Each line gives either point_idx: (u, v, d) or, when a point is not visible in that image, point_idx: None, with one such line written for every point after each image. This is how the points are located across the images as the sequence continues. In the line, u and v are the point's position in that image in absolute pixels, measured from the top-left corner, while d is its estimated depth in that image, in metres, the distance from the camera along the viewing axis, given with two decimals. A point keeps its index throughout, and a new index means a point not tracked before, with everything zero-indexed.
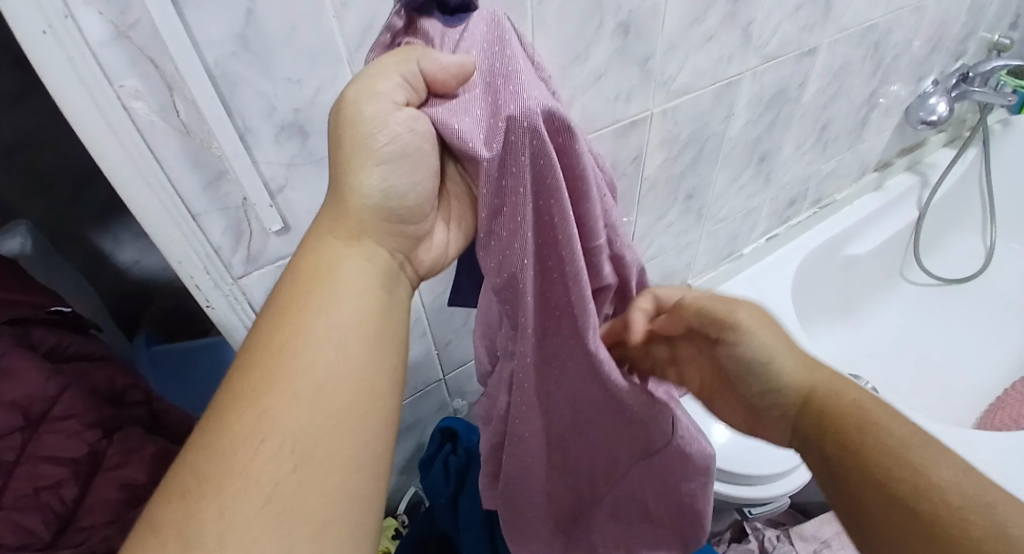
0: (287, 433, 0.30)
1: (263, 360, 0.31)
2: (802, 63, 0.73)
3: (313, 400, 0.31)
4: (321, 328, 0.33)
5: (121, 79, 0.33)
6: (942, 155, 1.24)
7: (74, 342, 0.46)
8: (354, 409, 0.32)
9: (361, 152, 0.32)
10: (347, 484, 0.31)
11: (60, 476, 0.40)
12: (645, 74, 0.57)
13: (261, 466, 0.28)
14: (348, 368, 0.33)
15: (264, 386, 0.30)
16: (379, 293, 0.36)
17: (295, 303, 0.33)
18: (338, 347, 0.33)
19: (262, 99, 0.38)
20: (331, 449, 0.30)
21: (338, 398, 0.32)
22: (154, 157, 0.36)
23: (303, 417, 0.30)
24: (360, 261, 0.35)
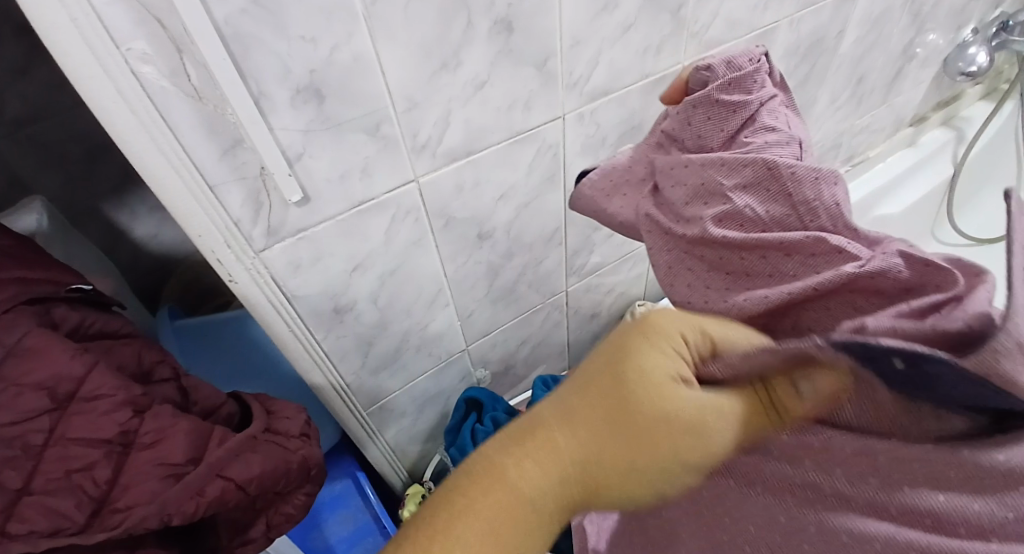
0: (560, 456, 0.30)
1: (508, 443, 0.30)
2: (840, 9, 0.68)
3: (502, 535, 0.28)
4: (563, 423, 0.30)
5: (128, 42, 0.31)
6: (979, 108, 1.17)
7: (96, 320, 0.42)
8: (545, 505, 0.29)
9: (651, 357, 0.31)
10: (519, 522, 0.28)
11: (92, 457, 0.34)
12: (676, 23, 0.53)
13: (528, 483, 0.29)
14: (536, 495, 0.29)
15: (498, 497, 0.28)
16: (596, 412, 0.31)
17: (539, 423, 0.31)
18: (566, 420, 0.30)
19: (275, 60, 0.35)
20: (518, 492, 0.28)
21: (546, 497, 0.29)
22: (166, 124, 0.35)
23: (486, 530, 0.28)
24: (601, 415, 0.30)
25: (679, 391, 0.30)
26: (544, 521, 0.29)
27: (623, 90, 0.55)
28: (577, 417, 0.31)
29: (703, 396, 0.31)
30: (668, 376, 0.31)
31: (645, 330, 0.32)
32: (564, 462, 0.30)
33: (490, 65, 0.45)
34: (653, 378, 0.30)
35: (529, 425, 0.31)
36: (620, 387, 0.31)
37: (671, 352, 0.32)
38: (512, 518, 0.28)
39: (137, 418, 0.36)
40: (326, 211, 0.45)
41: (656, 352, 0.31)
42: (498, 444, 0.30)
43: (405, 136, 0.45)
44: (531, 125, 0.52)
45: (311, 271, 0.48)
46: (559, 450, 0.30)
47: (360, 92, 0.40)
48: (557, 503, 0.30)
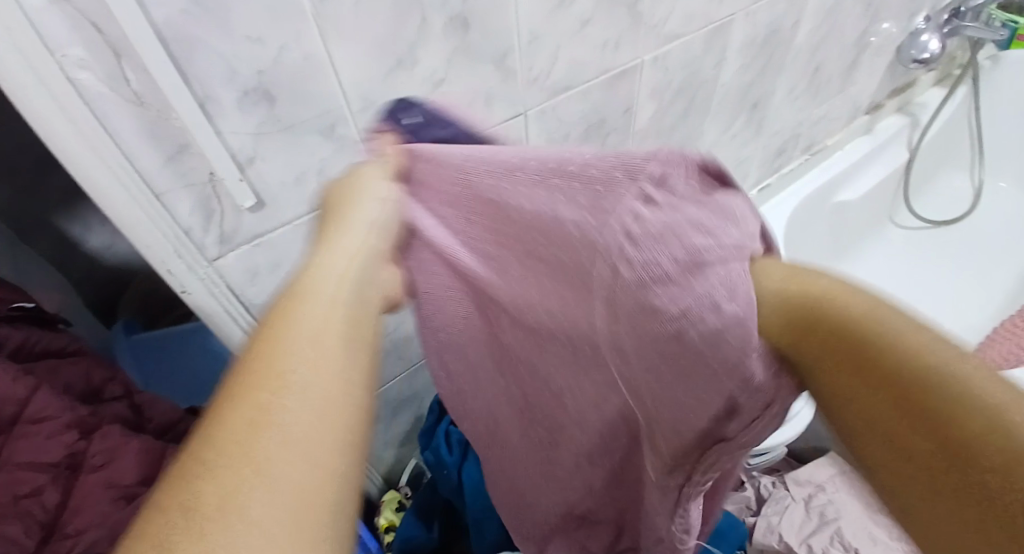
0: (319, 323, 0.26)
1: (274, 322, 0.25)
2: (794, 1, 0.70)
3: (311, 431, 0.22)
4: (327, 277, 0.28)
5: (63, 48, 0.29)
6: (933, 94, 1.21)
7: (42, 339, 0.45)
8: (333, 389, 0.24)
9: (356, 219, 0.31)
10: (303, 447, 0.22)
11: (39, 482, 0.37)
12: (633, 18, 0.53)
13: (286, 396, 0.23)
14: (338, 363, 0.25)
15: (282, 397, 0.22)
16: (351, 266, 0.30)
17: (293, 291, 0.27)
18: (332, 274, 0.28)
19: (221, 62, 0.34)
20: (290, 417, 0.22)
21: (324, 390, 0.24)
22: (106, 132, 0.33)
23: (296, 428, 0.22)
24: (343, 261, 0.29)
25: (365, 217, 0.32)
26: (359, 376, 0.26)
27: (585, 85, 0.55)
28: (349, 281, 0.29)
29: (369, 208, 0.32)
30: (365, 231, 0.31)
31: (349, 203, 0.32)
32: (349, 311, 0.28)
33: (447, 62, 0.44)
34: (347, 212, 0.32)
35: (282, 307, 0.26)
36: (347, 242, 0.30)
37: (375, 212, 0.32)
38: (311, 403, 0.23)
39: (82, 441, 0.40)
40: (282, 216, 0.44)
41: (352, 210, 0.32)
42: (261, 335, 0.25)
43: (363, 137, 0.44)
44: (493, 122, 0.51)
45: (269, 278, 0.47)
46: (332, 300, 0.27)
47: (312, 93, 0.39)
48: (361, 355, 0.27)
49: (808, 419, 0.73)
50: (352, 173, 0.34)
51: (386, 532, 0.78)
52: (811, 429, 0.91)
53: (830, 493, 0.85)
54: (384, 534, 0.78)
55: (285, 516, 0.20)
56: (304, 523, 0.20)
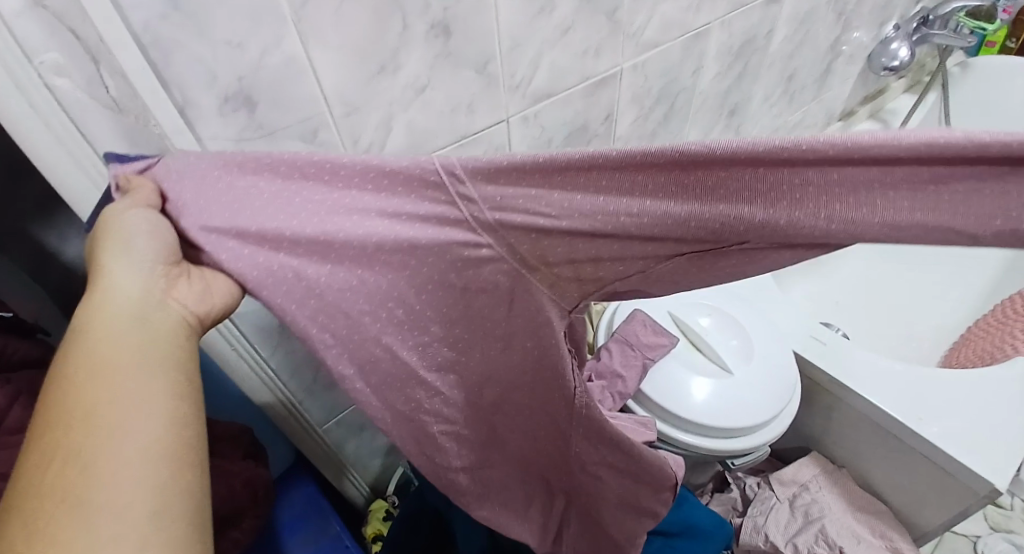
0: (107, 393, 0.25)
1: (60, 377, 0.26)
2: (768, 11, 0.72)
3: (129, 461, 0.24)
4: (106, 336, 0.27)
5: (39, 54, 0.29)
6: (903, 101, 1.25)
7: (20, 349, 0.44)
8: (154, 438, 0.25)
9: (110, 273, 0.28)
10: (130, 500, 0.24)
11: None
12: (612, 27, 0.55)
13: (99, 460, 0.24)
14: (136, 395, 0.26)
15: (76, 450, 0.24)
16: (135, 314, 0.28)
17: (64, 370, 0.26)
18: (114, 329, 0.27)
19: (200, 67, 0.34)
20: (103, 481, 0.23)
21: (137, 445, 0.25)
22: (83, 138, 0.33)
23: (111, 466, 0.24)
24: (119, 309, 0.27)
25: (131, 261, 0.28)
26: (169, 395, 0.27)
27: (566, 92, 0.57)
28: (134, 305, 0.28)
29: (142, 228, 0.29)
30: (146, 257, 0.29)
31: (104, 251, 0.29)
32: (135, 341, 0.27)
33: (429, 69, 0.45)
34: (103, 264, 0.28)
35: (55, 389, 0.25)
36: (115, 292, 0.28)
37: (148, 244, 0.29)
38: (118, 439, 0.25)
39: None
40: None
41: (112, 260, 0.28)
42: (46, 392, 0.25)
43: (346, 143, 0.44)
44: (474, 129, 0.52)
45: None
46: (113, 342, 0.27)
47: (293, 97, 0.39)
48: (166, 371, 0.27)
49: (788, 418, 0.75)
50: (127, 188, 0.31)
51: (374, 541, 0.77)
52: (793, 430, 0.92)
53: (814, 492, 0.86)
54: (370, 543, 0.77)
55: (149, 517, 0.24)
56: (158, 521, 0.24)
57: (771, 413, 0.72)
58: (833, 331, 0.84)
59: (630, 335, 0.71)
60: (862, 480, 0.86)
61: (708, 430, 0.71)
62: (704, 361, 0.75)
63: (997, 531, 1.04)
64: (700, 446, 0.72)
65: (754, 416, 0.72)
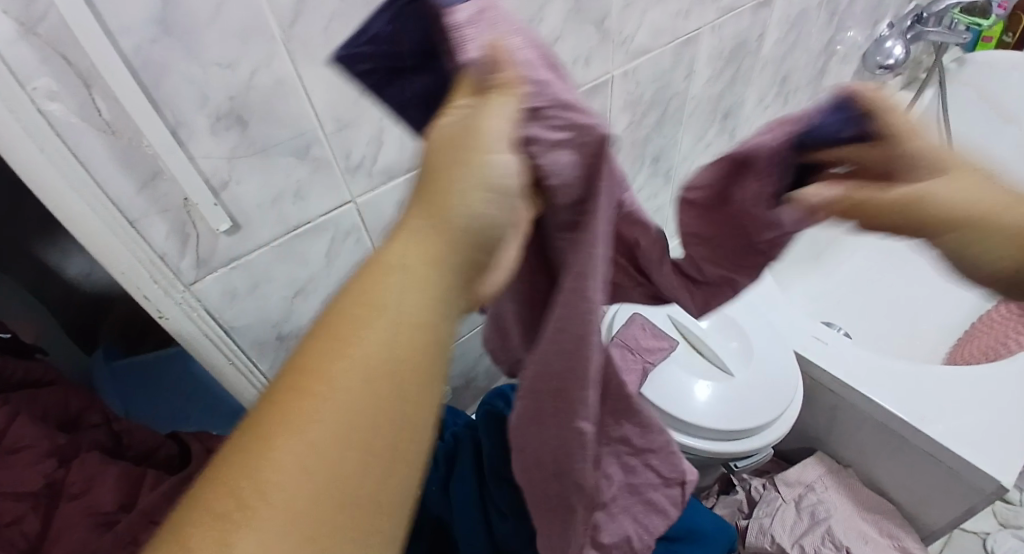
0: (379, 358, 0.21)
1: (350, 308, 0.21)
2: (759, 14, 0.72)
3: (335, 455, 0.19)
4: (398, 289, 0.22)
5: (31, 80, 0.29)
6: (900, 98, 1.25)
7: (19, 370, 0.46)
8: (403, 431, 0.21)
9: (453, 165, 0.23)
10: (349, 488, 0.19)
11: (19, 510, 0.40)
12: (602, 35, 0.55)
13: (316, 426, 0.19)
14: (391, 380, 0.21)
15: (333, 410, 0.19)
16: (437, 261, 0.23)
17: (358, 303, 0.21)
18: (403, 278, 0.22)
19: (191, 87, 0.34)
20: (340, 451, 0.19)
21: (382, 428, 0.20)
22: (78, 160, 0.33)
23: (313, 448, 0.19)
24: (429, 246, 0.23)
25: (474, 171, 0.23)
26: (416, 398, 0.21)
27: None
28: (430, 251, 0.23)
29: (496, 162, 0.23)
30: (482, 191, 0.23)
31: (444, 141, 0.24)
32: (421, 307, 0.22)
33: None
34: (441, 147, 0.24)
35: (338, 317, 0.21)
36: (444, 212, 0.23)
37: (492, 161, 0.23)
38: (349, 430, 0.20)
39: (61, 468, 0.43)
40: (258, 238, 0.44)
41: (450, 147, 0.24)
42: (338, 312, 0.21)
43: (338, 157, 0.44)
44: None
45: (245, 300, 0.47)
46: (401, 296, 0.22)
47: (285, 115, 0.40)
48: (437, 352, 0.22)
49: (791, 419, 0.75)
50: (495, 61, 0.25)
51: None
52: (798, 430, 0.92)
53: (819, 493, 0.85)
54: None
55: (361, 519, 0.20)
56: (357, 520, 0.20)
57: (774, 414, 0.72)
58: (833, 330, 0.84)
59: (630, 338, 0.72)
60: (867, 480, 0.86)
61: (710, 433, 0.71)
62: (705, 364, 0.75)
63: (1006, 528, 1.03)
64: (702, 449, 0.71)
65: (756, 418, 0.71)
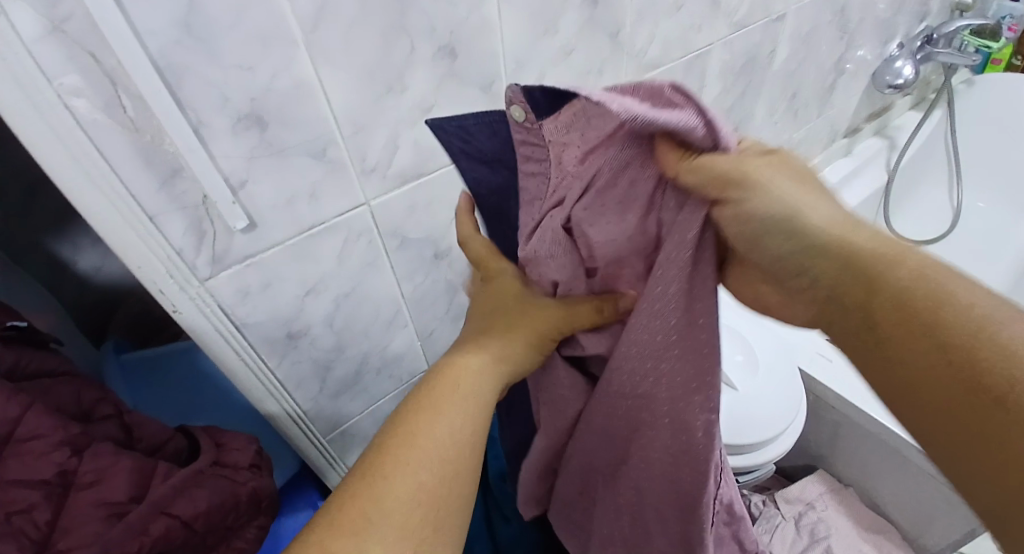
0: (449, 430, 0.36)
1: (430, 391, 0.37)
2: (769, 31, 0.73)
3: (430, 489, 0.33)
4: (457, 392, 0.37)
5: (60, 77, 0.30)
6: (908, 117, 1.26)
7: (32, 359, 0.46)
8: (458, 469, 0.35)
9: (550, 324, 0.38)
10: (427, 502, 0.33)
11: (31, 501, 0.38)
12: (615, 47, 0.56)
13: (412, 470, 0.34)
14: (457, 446, 0.35)
15: (421, 453, 0.34)
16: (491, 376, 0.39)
17: (433, 396, 0.37)
18: (459, 392, 0.37)
19: (212, 88, 0.35)
20: (424, 479, 0.34)
21: (449, 461, 0.35)
22: (102, 156, 0.34)
23: (422, 477, 0.34)
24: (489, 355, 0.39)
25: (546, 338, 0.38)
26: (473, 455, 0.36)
27: None
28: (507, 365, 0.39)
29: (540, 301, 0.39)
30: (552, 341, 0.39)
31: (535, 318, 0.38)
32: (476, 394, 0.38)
33: (436, 89, 0.46)
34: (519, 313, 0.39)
35: (419, 403, 0.37)
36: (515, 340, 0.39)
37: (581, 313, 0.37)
38: (436, 478, 0.34)
39: (75, 458, 0.41)
40: (272, 237, 0.45)
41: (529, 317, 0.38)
42: (422, 397, 0.37)
43: (353, 160, 0.45)
44: None
45: (259, 298, 0.48)
46: (472, 388, 0.38)
47: (303, 117, 0.40)
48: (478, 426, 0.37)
49: (795, 435, 0.74)
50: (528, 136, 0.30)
51: None
52: (799, 447, 0.92)
53: (820, 511, 0.85)
54: None
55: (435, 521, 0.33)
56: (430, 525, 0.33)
57: (779, 427, 0.72)
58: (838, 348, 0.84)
59: None
60: (868, 499, 0.85)
61: None
62: None
63: None
64: None
65: (759, 432, 0.71)
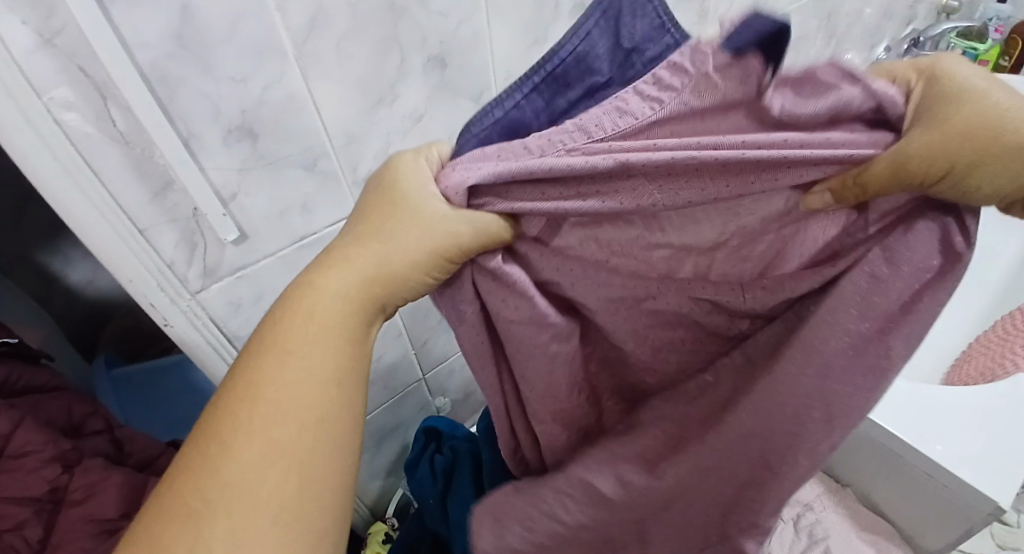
0: (294, 383, 0.28)
1: (271, 336, 0.29)
2: None
3: (274, 476, 0.26)
4: (299, 333, 0.29)
5: (50, 91, 0.30)
6: None
7: (23, 375, 0.46)
8: (315, 431, 0.28)
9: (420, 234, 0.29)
10: (271, 492, 0.26)
11: (22, 517, 0.39)
12: None
13: (247, 446, 0.27)
14: (310, 402, 0.28)
15: (248, 429, 0.27)
16: (348, 310, 0.30)
17: (270, 342, 0.29)
18: (302, 340, 0.29)
19: (203, 100, 0.35)
20: (263, 467, 0.26)
21: (293, 432, 0.27)
22: (92, 170, 0.34)
23: (260, 455, 0.26)
24: (340, 284, 0.30)
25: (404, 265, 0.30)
26: (352, 378, 0.30)
27: None
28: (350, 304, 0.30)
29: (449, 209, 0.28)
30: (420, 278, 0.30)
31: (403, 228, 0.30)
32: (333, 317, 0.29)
33: (427, 99, 0.47)
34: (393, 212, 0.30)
35: (245, 381, 0.28)
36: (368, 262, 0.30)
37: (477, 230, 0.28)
38: (278, 456, 0.27)
39: (65, 474, 0.42)
40: (264, 249, 0.45)
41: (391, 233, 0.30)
42: (257, 349, 0.29)
43: (345, 171, 0.45)
44: None
45: (251, 310, 0.48)
46: (317, 320, 0.29)
47: (295, 129, 0.40)
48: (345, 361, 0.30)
49: None
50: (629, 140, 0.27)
51: None
52: None
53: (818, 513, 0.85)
54: None
55: (291, 505, 0.26)
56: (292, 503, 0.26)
57: None
58: None
59: None
60: (866, 500, 0.85)
61: None
62: None
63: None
64: None
65: None
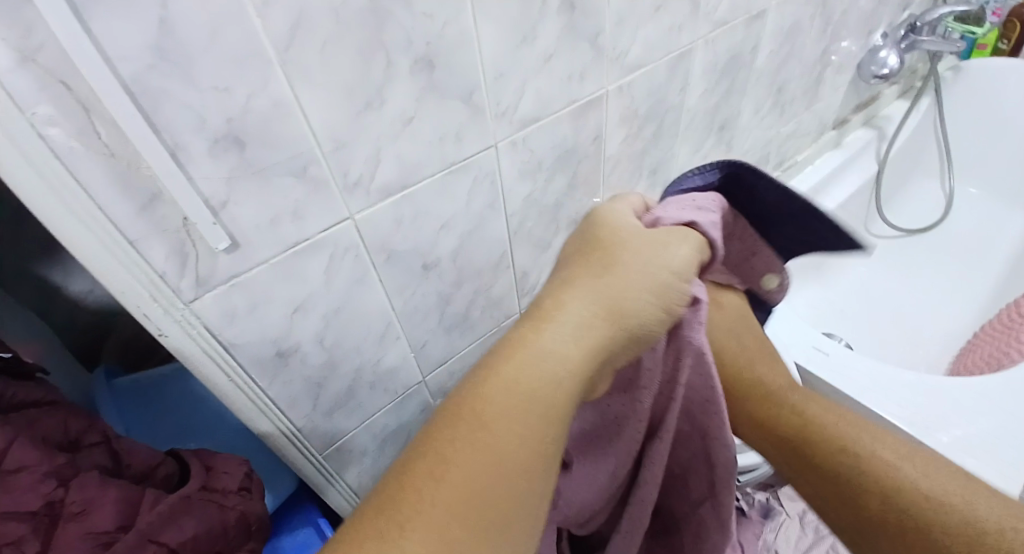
0: (507, 431, 0.35)
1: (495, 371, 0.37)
2: (751, 28, 0.74)
3: (460, 514, 0.33)
4: (522, 375, 0.37)
5: (32, 106, 0.30)
6: (896, 107, 1.24)
7: (17, 390, 0.46)
8: (519, 475, 0.35)
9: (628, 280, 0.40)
10: (462, 520, 0.33)
11: (20, 532, 0.38)
12: (596, 52, 0.57)
13: (443, 481, 0.33)
14: (513, 448, 0.35)
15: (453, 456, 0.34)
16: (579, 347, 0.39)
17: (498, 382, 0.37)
18: (522, 393, 0.36)
19: (188, 111, 0.35)
20: (457, 495, 0.33)
21: (492, 484, 0.34)
22: (77, 184, 0.34)
23: (453, 489, 0.33)
24: (568, 324, 0.39)
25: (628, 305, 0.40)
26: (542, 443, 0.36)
27: (553, 116, 0.58)
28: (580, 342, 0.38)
29: (681, 254, 0.41)
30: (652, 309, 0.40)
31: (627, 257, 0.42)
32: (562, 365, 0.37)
33: (416, 102, 0.46)
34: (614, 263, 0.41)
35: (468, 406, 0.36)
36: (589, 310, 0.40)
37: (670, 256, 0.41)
38: (473, 488, 0.33)
39: (61, 488, 0.42)
40: (257, 257, 0.45)
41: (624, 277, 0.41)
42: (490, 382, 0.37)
43: (335, 176, 0.45)
44: (464, 156, 0.53)
45: (246, 319, 0.48)
46: (543, 369, 0.37)
47: (283, 136, 0.40)
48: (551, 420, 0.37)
49: None
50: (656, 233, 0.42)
51: None
52: None
53: None
54: None
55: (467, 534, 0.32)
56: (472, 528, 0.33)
57: None
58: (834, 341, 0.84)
59: None
60: None
61: None
62: None
63: None
64: None
65: None
